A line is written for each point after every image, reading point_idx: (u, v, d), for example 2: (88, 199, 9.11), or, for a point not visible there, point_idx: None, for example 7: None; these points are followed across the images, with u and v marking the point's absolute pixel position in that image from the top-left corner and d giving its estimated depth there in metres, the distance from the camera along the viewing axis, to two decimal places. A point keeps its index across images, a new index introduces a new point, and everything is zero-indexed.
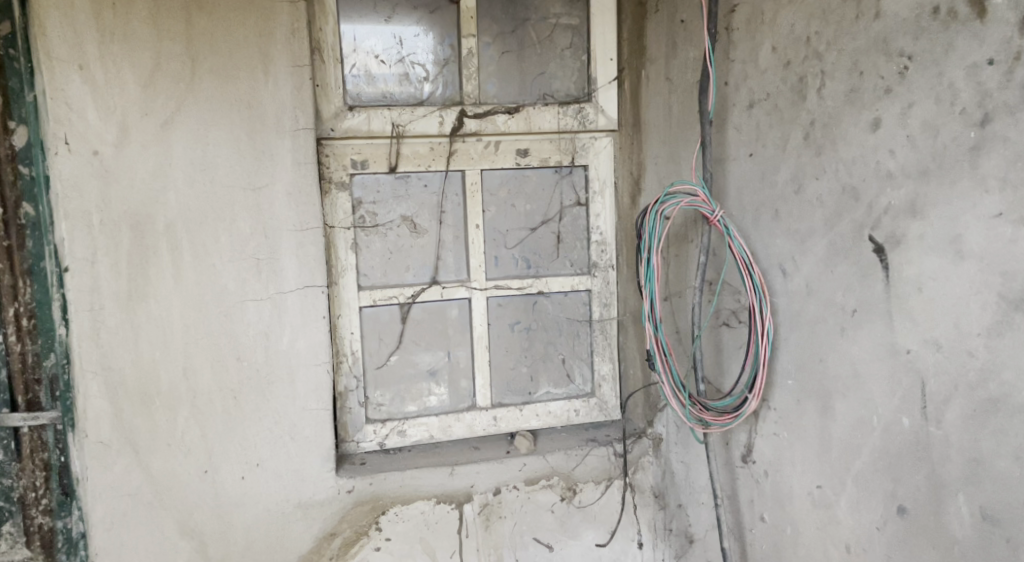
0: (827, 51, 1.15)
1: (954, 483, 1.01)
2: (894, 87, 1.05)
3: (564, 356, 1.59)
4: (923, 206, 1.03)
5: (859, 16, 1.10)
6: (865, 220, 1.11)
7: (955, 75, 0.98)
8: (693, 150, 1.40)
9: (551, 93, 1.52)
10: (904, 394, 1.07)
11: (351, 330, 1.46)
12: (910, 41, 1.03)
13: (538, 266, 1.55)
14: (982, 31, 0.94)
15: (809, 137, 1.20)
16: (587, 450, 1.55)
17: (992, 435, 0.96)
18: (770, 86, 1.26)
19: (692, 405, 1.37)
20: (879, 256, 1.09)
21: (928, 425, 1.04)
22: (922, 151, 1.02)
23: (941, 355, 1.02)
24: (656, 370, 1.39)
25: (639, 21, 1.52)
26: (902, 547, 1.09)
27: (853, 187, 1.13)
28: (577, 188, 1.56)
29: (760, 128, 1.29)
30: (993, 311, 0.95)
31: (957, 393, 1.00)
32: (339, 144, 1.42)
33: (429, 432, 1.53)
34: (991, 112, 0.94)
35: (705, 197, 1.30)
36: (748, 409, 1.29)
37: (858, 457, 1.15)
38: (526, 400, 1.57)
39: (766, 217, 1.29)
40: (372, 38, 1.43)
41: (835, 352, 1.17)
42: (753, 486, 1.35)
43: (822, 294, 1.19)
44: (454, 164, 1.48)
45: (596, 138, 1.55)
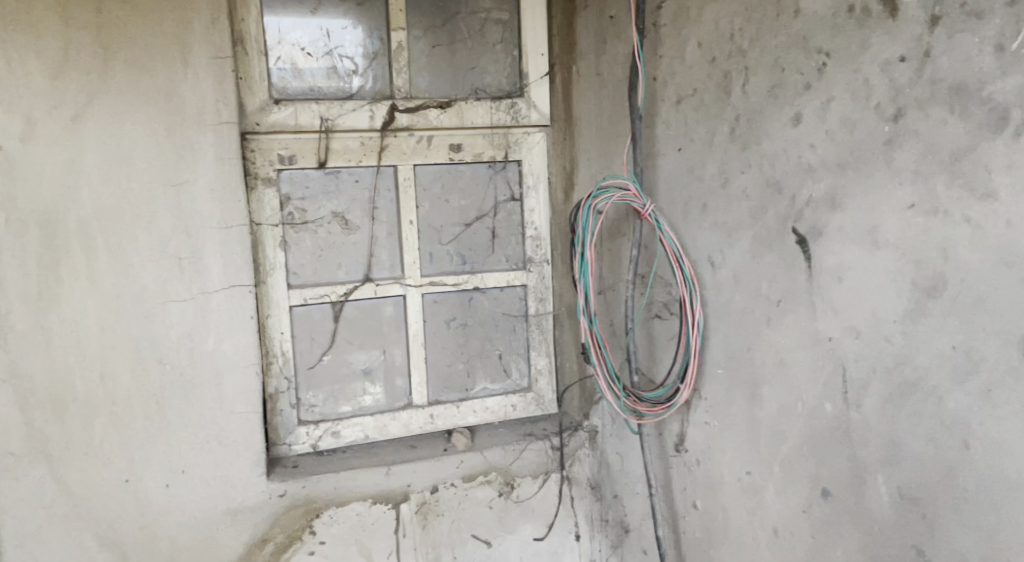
0: (750, 48, 1.18)
1: (873, 465, 1.05)
2: (814, 82, 1.09)
3: (501, 352, 1.58)
4: (842, 198, 1.07)
5: (780, 14, 1.13)
6: (788, 212, 1.15)
7: (870, 71, 1.02)
8: (624, 145, 1.42)
9: (483, 88, 1.51)
10: (826, 380, 1.11)
11: (281, 330, 1.42)
12: (827, 39, 1.06)
13: (474, 262, 1.54)
14: (894, 29, 0.98)
15: (735, 131, 1.22)
16: (524, 444, 1.56)
17: (908, 417, 1.00)
18: (697, 82, 1.28)
19: (626, 396, 1.39)
20: (802, 247, 1.13)
21: (849, 409, 1.08)
22: (841, 145, 1.06)
23: (860, 342, 1.06)
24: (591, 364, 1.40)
25: (569, 17, 1.53)
26: (826, 529, 1.12)
27: (777, 180, 1.16)
28: (511, 183, 1.55)
29: (687, 124, 1.31)
30: (908, 298, 1.00)
31: (875, 377, 1.04)
32: (264, 139, 1.38)
33: (365, 432, 1.50)
34: (903, 107, 0.98)
35: (636, 190, 1.30)
36: (680, 400, 1.31)
37: (785, 443, 1.18)
38: (462, 396, 1.56)
39: (695, 210, 1.31)
40: (297, 30, 1.39)
41: (762, 341, 1.20)
42: (686, 475, 1.38)
43: (749, 285, 1.22)
44: (385, 159, 1.46)
45: (529, 134, 1.55)
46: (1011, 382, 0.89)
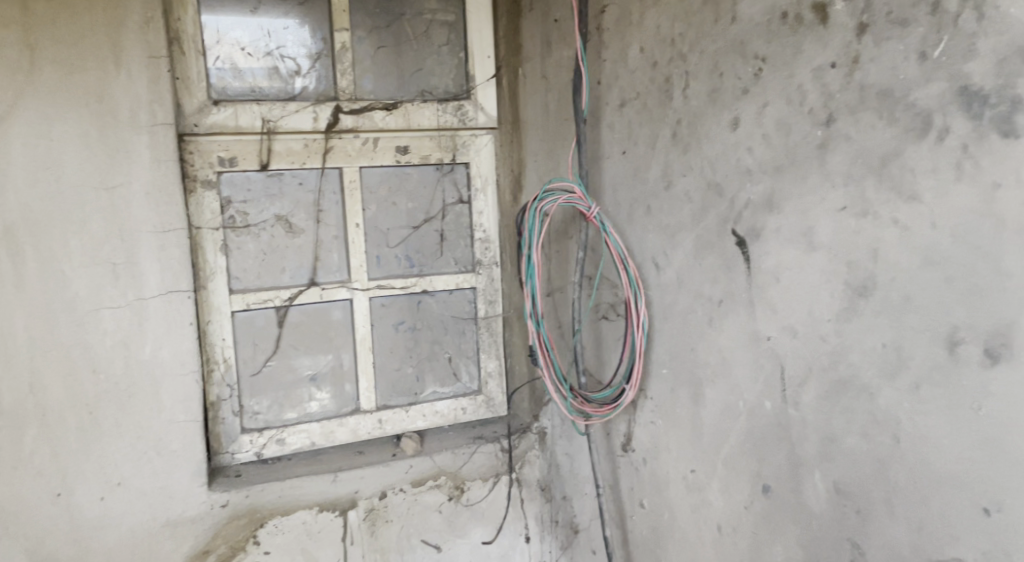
0: (690, 53, 1.20)
1: (811, 461, 1.08)
2: (751, 87, 1.11)
3: (451, 355, 1.57)
4: (779, 200, 1.09)
5: (717, 20, 1.15)
6: (728, 214, 1.17)
7: (803, 77, 1.04)
8: (569, 148, 1.43)
9: (429, 90, 1.50)
10: (766, 379, 1.13)
11: (223, 336, 1.39)
12: (763, 44, 1.09)
13: (422, 264, 1.53)
14: (825, 36, 1.01)
15: (677, 135, 1.24)
16: (474, 448, 1.56)
17: (842, 414, 1.03)
18: (640, 86, 1.30)
19: (573, 398, 1.40)
20: (742, 249, 1.15)
21: (788, 407, 1.10)
22: (777, 149, 1.09)
23: (797, 341, 1.09)
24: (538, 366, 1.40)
25: (515, 20, 1.54)
26: (767, 524, 1.15)
27: (717, 183, 1.18)
28: (460, 185, 1.55)
29: (631, 127, 1.33)
30: (842, 297, 1.02)
31: (812, 375, 1.07)
32: (203, 140, 1.35)
33: (310, 439, 1.47)
34: (834, 112, 1.01)
35: (581, 193, 1.31)
36: (626, 400, 1.33)
37: (727, 441, 1.20)
38: (411, 400, 1.55)
39: (640, 212, 1.33)
40: (237, 29, 1.36)
41: (705, 341, 1.23)
42: (633, 474, 1.40)
43: (691, 286, 1.24)
44: (330, 161, 1.44)
45: (476, 136, 1.54)
46: (938, 378, 0.92)
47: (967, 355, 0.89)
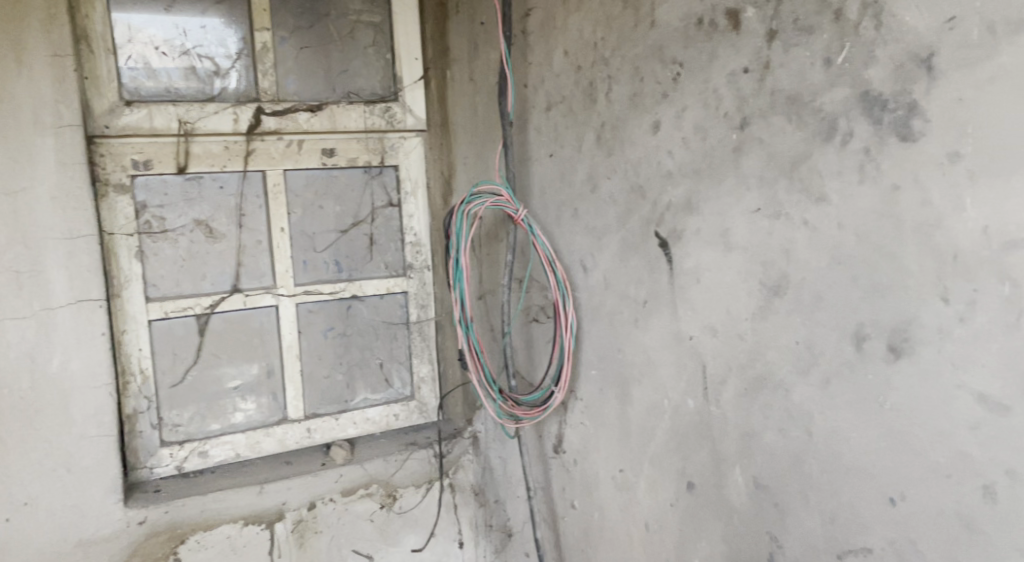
0: (612, 57, 1.22)
1: (732, 457, 1.11)
2: (670, 91, 1.15)
3: (382, 361, 1.55)
4: (697, 202, 1.14)
5: (637, 25, 1.17)
6: (650, 216, 1.21)
7: (718, 82, 1.09)
8: (497, 151, 1.44)
9: (356, 92, 1.48)
10: (689, 377, 1.17)
11: (139, 346, 1.34)
12: (681, 50, 1.12)
13: (351, 269, 1.50)
14: (738, 42, 1.05)
15: (601, 138, 1.26)
16: (406, 454, 1.53)
17: (760, 409, 1.08)
18: (565, 89, 1.31)
19: (503, 401, 1.39)
20: (664, 250, 1.19)
21: (709, 405, 1.14)
22: (695, 152, 1.13)
23: (717, 339, 1.13)
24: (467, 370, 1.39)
25: (442, 22, 1.54)
26: (692, 521, 1.17)
27: (640, 185, 1.21)
28: (389, 188, 1.53)
29: (558, 130, 1.34)
30: (757, 297, 1.07)
31: (731, 373, 1.11)
32: (115, 142, 1.30)
33: (235, 451, 1.43)
34: (748, 116, 1.06)
35: (508, 195, 1.31)
36: (555, 402, 1.33)
37: (654, 440, 1.23)
38: (341, 408, 1.52)
39: (567, 215, 1.35)
40: (150, 28, 1.32)
41: (631, 341, 1.26)
42: (564, 476, 1.40)
43: (618, 287, 1.27)
44: (252, 164, 1.40)
45: (405, 138, 1.53)
46: (847, 371, 0.98)
47: (871, 350, 0.95)
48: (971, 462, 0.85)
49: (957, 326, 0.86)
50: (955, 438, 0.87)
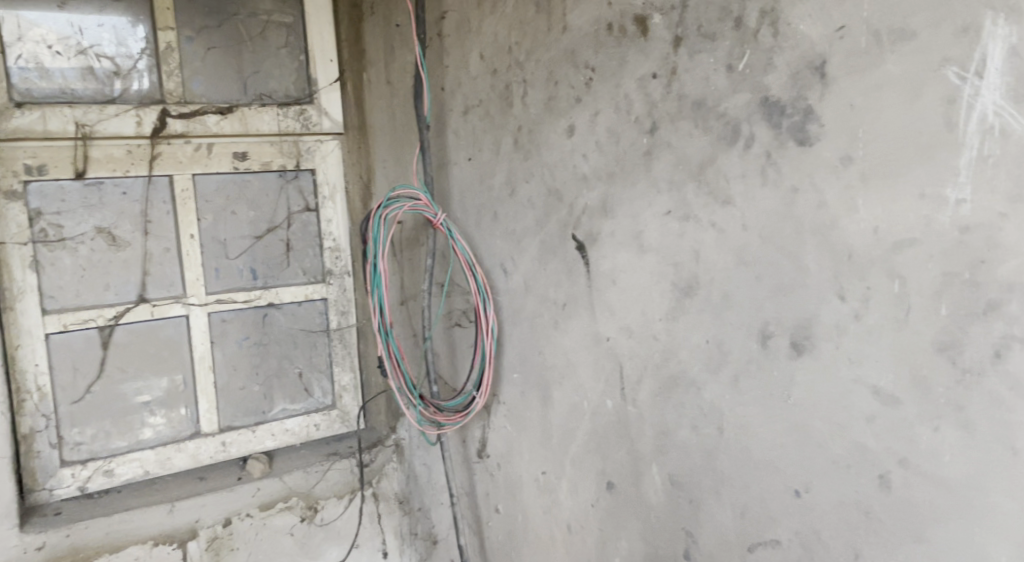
0: (526, 60, 1.23)
1: (648, 455, 1.14)
2: (583, 96, 1.16)
3: (302, 370, 1.54)
4: (612, 205, 1.16)
5: (550, 29, 1.18)
6: (568, 219, 1.22)
7: (628, 87, 1.11)
8: (415, 154, 1.41)
9: (268, 94, 1.46)
10: (607, 378, 1.19)
11: (35, 361, 1.29)
12: (592, 55, 1.14)
13: (266, 277, 1.49)
14: (646, 48, 1.08)
15: (518, 142, 1.27)
16: (328, 465, 1.52)
17: (675, 407, 1.11)
18: (481, 92, 1.31)
19: (424, 407, 1.37)
20: (581, 253, 1.21)
21: (626, 405, 1.17)
22: (609, 156, 1.15)
23: (634, 340, 1.16)
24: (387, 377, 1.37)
25: (356, 22, 1.51)
26: (612, 520, 1.20)
27: (557, 189, 1.22)
28: (305, 193, 1.52)
29: (475, 134, 1.34)
30: (669, 298, 1.11)
31: (647, 373, 1.14)
32: (6, 146, 1.25)
33: (143, 468, 1.39)
34: (657, 120, 1.09)
35: (427, 200, 1.29)
36: (477, 407, 1.32)
37: (575, 441, 1.24)
38: (259, 420, 1.50)
39: (487, 219, 1.34)
40: (41, 26, 1.27)
41: (551, 344, 1.26)
42: (488, 480, 1.41)
43: (537, 291, 1.27)
44: (158, 169, 1.37)
45: (321, 141, 1.52)
46: (753, 370, 1.03)
47: (776, 348, 1.00)
48: (868, 453, 0.92)
49: (853, 323, 0.94)
50: (852, 430, 0.94)
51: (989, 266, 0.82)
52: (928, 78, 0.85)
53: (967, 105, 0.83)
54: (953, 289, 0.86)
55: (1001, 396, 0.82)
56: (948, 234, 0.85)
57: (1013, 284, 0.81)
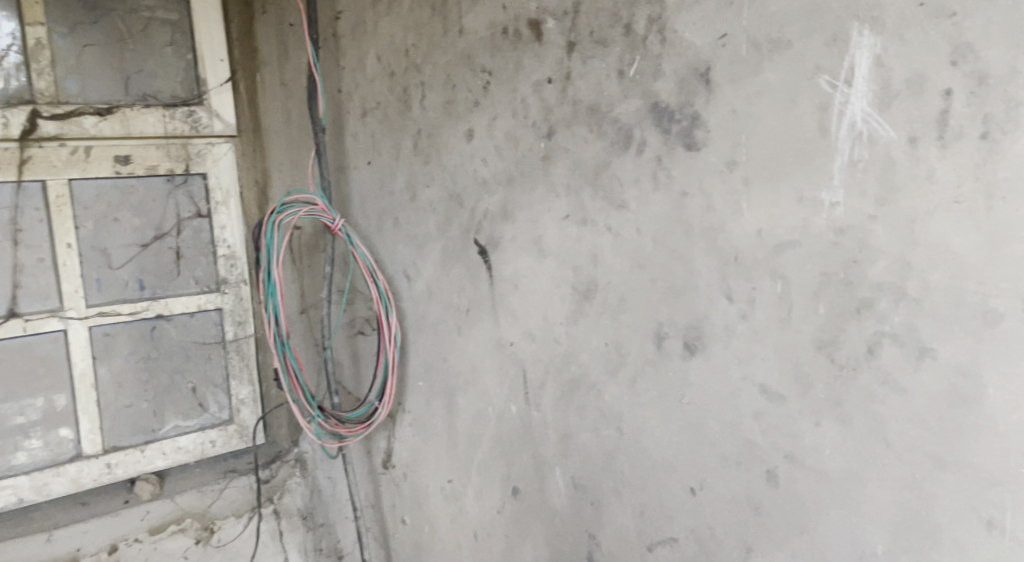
0: (423, 63, 1.21)
1: (551, 460, 1.14)
2: (481, 99, 1.15)
3: (195, 385, 1.53)
4: (512, 210, 1.15)
5: (446, 32, 1.17)
6: (469, 224, 1.20)
7: (525, 91, 1.11)
8: (310, 159, 1.40)
9: (152, 94, 1.44)
10: (511, 383, 1.19)
11: None
12: (489, 58, 1.13)
13: (155, 287, 1.47)
14: (541, 53, 1.08)
15: (417, 145, 1.24)
16: (224, 484, 1.60)
17: (577, 411, 1.12)
18: (379, 95, 1.28)
19: (325, 419, 1.34)
20: (483, 257, 1.19)
21: (530, 410, 1.17)
22: (508, 160, 1.14)
23: (536, 344, 1.15)
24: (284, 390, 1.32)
25: (248, 22, 1.53)
26: (517, 526, 1.19)
27: (458, 194, 1.21)
28: (196, 198, 1.51)
29: (374, 137, 1.31)
30: (569, 302, 1.12)
31: (549, 377, 1.14)
32: None
33: (17, 496, 1.34)
34: (554, 125, 1.09)
35: (324, 205, 1.25)
36: (379, 418, 1.29)
37: (479, 448, 1.23)
38: (148, 439, 1.48)
39: (388, 224, 1.32)
40: None
41: (455, 350, 1.25)
42: (394, 491, 1.38)
43: (440, 297, 1.26)
44: (29, 173, 1.33)
45: (212, 145, 1.51)
46: (649, 371, 1.05)
47: (670, 349, 1.03)
48: (756, 449, 0.95)
49: (740, 323, 0.97)
50: (741, 427, 0.97)
51: (860, 266, 0.87)
52: (803, 86, 0.89)
53: (838, 112, 0.86)
54: (830, 289, 0.89)
55: (874, 390, 0.86)
56: (823, 237, 0.89)
57: (883, 284, 0.85)
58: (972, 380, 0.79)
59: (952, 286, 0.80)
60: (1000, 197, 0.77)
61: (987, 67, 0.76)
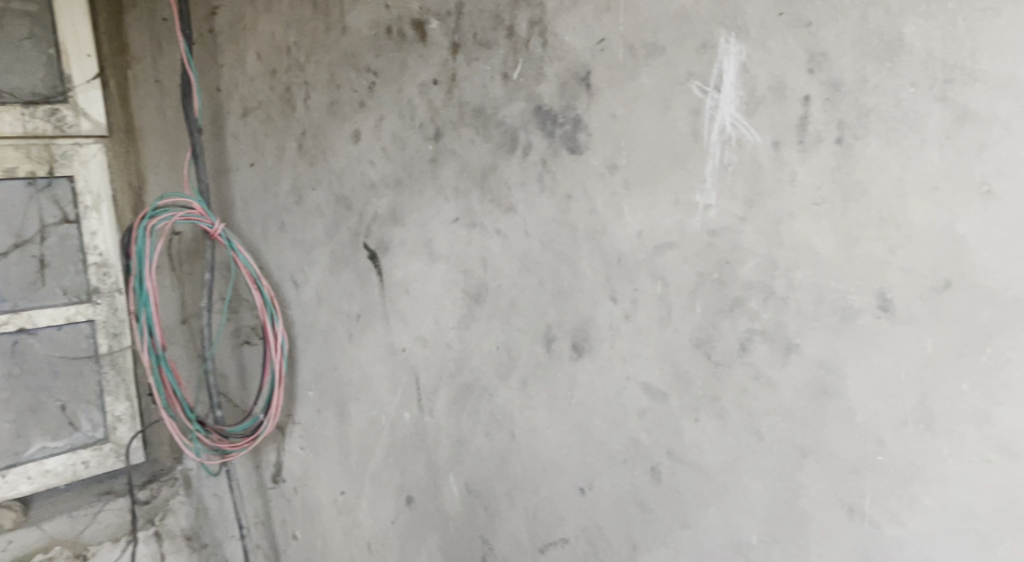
0: (305, 61, 1.17)
1: (445, 466, 1.13)
2: (367, 100, 1.12)
3: (64, 403, 1.49)
4: (401, 213, 1.13)
5: (329, 30, 1.13)
6: (358, 228, 1.17)
7: (411, 92, 1.09)
8: (187, 161, 1.32)
9: (9, 91, 1.38)
10: (403, 390, 1.16)
11: None
12: (373, 58, 1.10)
13: (16, 299, 1.42)
14: (425, 53, 1.06)
15: (302, 147, 1.20)
16: (99, 507, 1.52)
17: (469, 416, 1.10)
18: (261, 95, 1.23)
19: (207, 434, 1.27)
20: (374, 262, 1.16)
21: (423, 416, 1.14)
22: (396, 162, 1.12)
23: (428, 350, 1.13)
24: (159, 403, 1.27)
25: (116, 15, 1.50)
26: (411, 535, 1.17)
27: (345, 197, 1.17)
28: (62, 202, 1.47)
29: (256, 138, 1.26)
30: (459, 305, 1.10)
31: (442, 382, 1.12)
32: None
33: None
34: (441, 127, 1.08)
35: (202, 210, 1.20)
36: (264, 432, 1.24)
37: (372, 457, 1.20)
38: (11, 462, 1.42)
39: (273, 229, 1.27)
40: None
41: (346, 358, 1.21)
42: (284, 506, 1.34)
43: (330, 303, 1.22)
44: None
45: (80, 146, 1.48)
46: (539, 373, 1.05)
47: (559, 350, 1.03)
48: (640, 446, 0.97)
49: (624, 323, 0.98)
50: (626, 426, 0.98)
51: (732, 266, 0.90)
52: (676, 91, 0.91)
53: (709, 117, 0.89)
54: (705, 288, 0.92)
55: (747, 386, 0.89)
56: (698, 238, 0.92)
57: (754, 283, 0.88)
58: (833, 373, 0.84)
59: (814, 283, 0.84)
60: (854, 200, 0.81)
61: (840, 75, 0.80)
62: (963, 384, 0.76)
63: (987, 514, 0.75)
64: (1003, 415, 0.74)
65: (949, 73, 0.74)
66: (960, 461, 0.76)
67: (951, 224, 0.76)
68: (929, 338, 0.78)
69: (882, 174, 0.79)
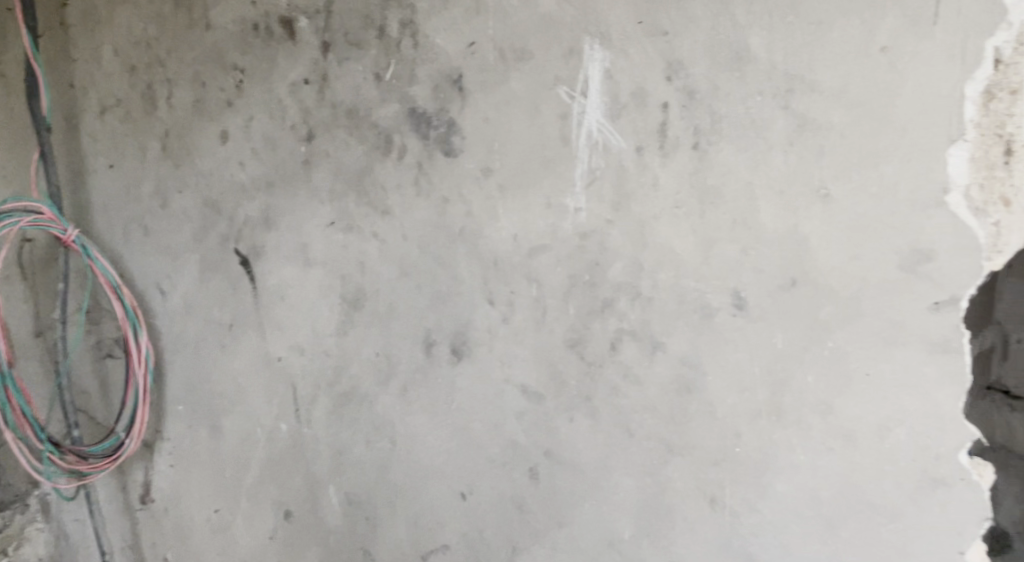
0: (167, 57, 1.11)
1: (324, 477, 1.10)
2: (234, 99, 1.08)
3: None
4: (274, 217, 1.09)
5: (191, 25, 1.08)
6: (228, 232, 1.12)
7: (280, 91, 1.05)
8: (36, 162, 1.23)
9: None
10: (280, 401, 1.12)
11: None
12: (240, 55, 1.06)
13: None
14: (294, 52, 1.03)
15: (166, 147, 1.14)
16: None
17: (349, 425, 1.08)
18: (119, 92, 1.16)
19: (62, 456, 1.18)
20: (246, 268, 1.12)
21: (301, 427, 1.11)
22: (267, 164, 1.08)
23: (305, 358, 1.10)
24: (4, 424, 1.16)
25: None
26: (290, 550, 1.14)
27: (214, 201, 1.12)
28: None
29: (116, 138, 1.18)
30: (337, 312, 1.07)
31: (320, 391, 1.09)
32: None
33: None
34: (313, 128, 1.04)
35: (53, 214, 1.11)
36: (127, 451, 1.17)
37: (248, 472, 1.16)
38: None
39: (137, 234, 1.19)
40: None
41: (218, 369, 1.16)
42: (154, 527, 1.26)
43: (200, 312, 1.16)
44: None
45: None
46: (420, 379, 1.03)
47: (438, 355, 1.02)
48: (519, 448, 0.98)
49: (501, 326, 0.98)
50: (505, 428, 0.98)
51: (602, 268, 0.92)
52: (545, 96, 0.92)
53: (577, 122, 0.91)
54: (578, 290, 0.93)
55: (617, 384, 0.92)
56: (570, 241, 0.93)
57: (622, 284, 0.91)
58: (696, 369, 0.87)
59: (676, 284, 0.87)
60: (710, 203, 0.85)
61: (695, 83, 0.83)
62: (809, 376, 0.80)
63: (830, 499, 0.80)
64: (843, 405, 0.79)
65: (790, 83, 0.78)
66: (807, 449, 0.81)
67: (795, 225, 0.80)
68: (778, 333, 0.82)
69: (735, 178, 0.83)
